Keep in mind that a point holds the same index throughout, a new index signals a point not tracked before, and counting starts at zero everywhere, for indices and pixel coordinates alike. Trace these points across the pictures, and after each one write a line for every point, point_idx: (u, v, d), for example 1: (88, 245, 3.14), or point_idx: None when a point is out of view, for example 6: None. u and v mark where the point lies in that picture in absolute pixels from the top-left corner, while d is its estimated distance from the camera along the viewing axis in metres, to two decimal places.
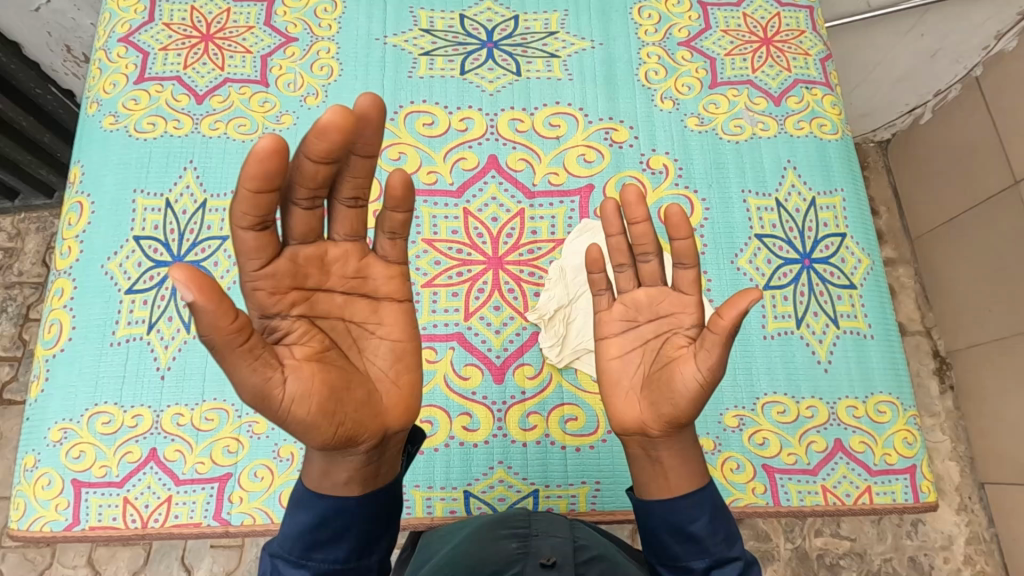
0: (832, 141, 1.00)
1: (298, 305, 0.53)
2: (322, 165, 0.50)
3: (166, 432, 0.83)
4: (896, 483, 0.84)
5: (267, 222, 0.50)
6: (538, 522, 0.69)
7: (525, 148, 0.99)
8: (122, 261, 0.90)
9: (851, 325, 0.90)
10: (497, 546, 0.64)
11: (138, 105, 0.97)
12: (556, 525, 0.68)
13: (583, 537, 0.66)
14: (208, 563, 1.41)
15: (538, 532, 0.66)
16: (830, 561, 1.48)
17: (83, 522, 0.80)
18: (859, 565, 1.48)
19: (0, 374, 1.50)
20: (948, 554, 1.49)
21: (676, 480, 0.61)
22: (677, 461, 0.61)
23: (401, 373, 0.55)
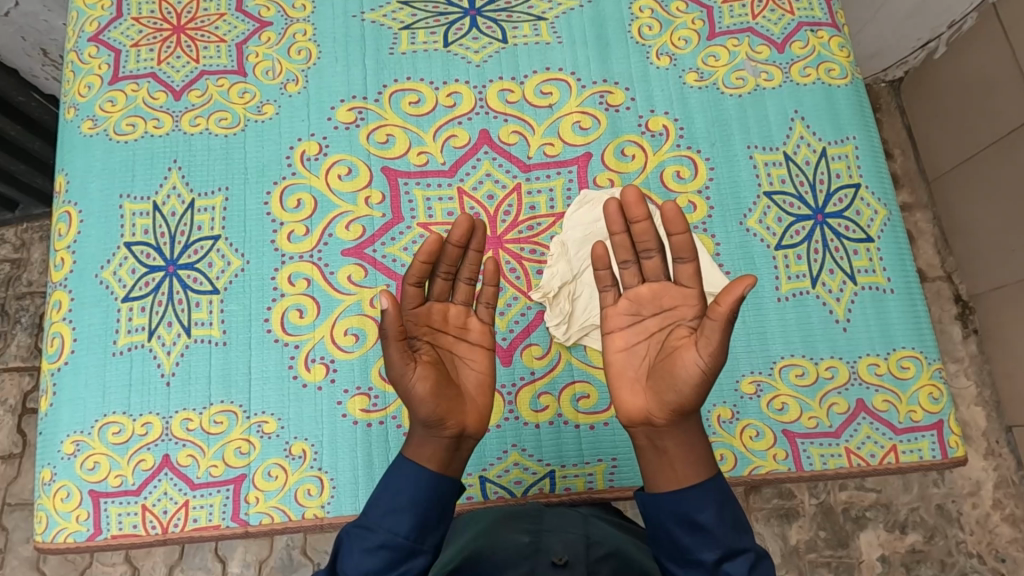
0: (841, 86, 0.94)
1: (427, 333, 0.64)
2: (459, 249, 0.65)
3: (177, 437, 0.83)
4: (922, 441, 0.81)
5: (423, 280, 0.64)
6: (550, 517, 0.75)
7: (517, 119, 0.94)
8: (116, 269, 0.88)
9: (869, 281, 0.86)
10: (512, 538, 0.71)
11: (115, 106, 0.94)
12: (568, 520, 0.75)
13: (595, 533, 0.73)
14: (241, 553, 1.44)
15: (550, 527, 0.73)
16: (857, 514, 1.47)
17: (105, 531, 0.81)
18: (885, 516, 1.47)
19: (22, 384, 1.52)
20: (977, 499, 1.48)
21: (687, 472, 0.60)
22: (683, 452, 0.60)
23: (482, 397, 0.66)
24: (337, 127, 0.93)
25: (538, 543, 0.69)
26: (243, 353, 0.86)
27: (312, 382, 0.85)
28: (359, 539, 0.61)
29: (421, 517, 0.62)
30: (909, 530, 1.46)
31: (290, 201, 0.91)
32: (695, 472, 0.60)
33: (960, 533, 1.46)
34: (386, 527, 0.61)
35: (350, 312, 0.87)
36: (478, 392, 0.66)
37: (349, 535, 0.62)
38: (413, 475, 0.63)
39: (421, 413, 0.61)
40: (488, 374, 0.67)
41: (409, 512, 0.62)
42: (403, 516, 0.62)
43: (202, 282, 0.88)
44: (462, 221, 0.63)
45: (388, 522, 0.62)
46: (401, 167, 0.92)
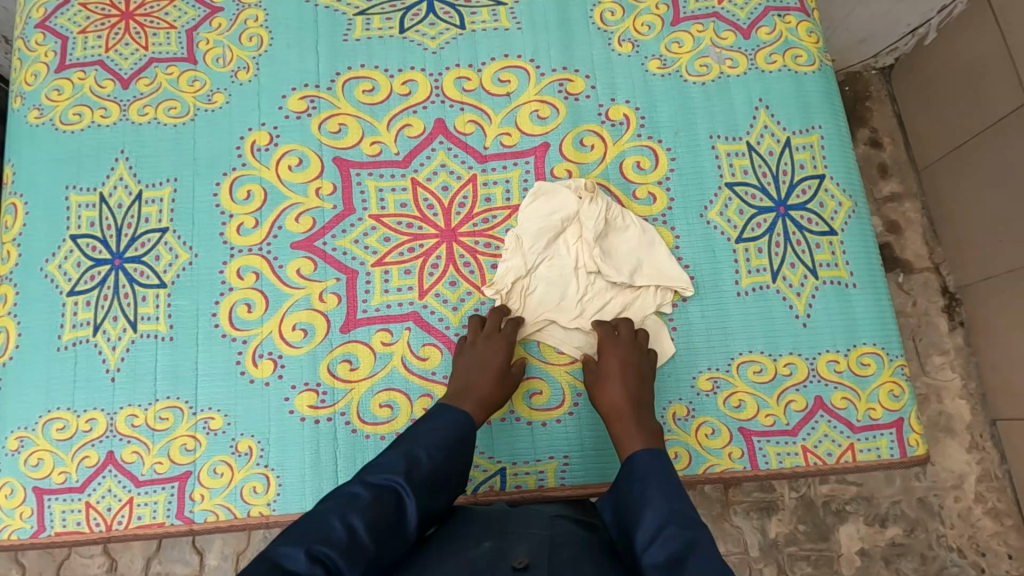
0: (809, 73, 0.91)
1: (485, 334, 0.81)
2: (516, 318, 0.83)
3: (121, 434, 0.82)
4: (881, 439, 0.79)
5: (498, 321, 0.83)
6: (514, 518, 0.66)
7: (474, 108, 0.92)
8: (61, 263, 0.87)
9: (831, 275, 0.84)
10: (471, 539, 0.61)
11: (61, 95, 0.92)
12: (534, 520, 0.66)
13: (562, 533, 0.63)
14: (218, 545, 1.44)
15: (513, 529, 0.63)
16: (837, 508, 1.46)
17: (49, 528, 0.79)
18: (866, 509, 1.46)
19: None
20: (959, 493, 1.46)
21: (627, 444, 0.72)
22: (624, 426, 0.74)
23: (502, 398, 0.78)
24: (288, 116, 0.91)
25: (500, 546, 0.59)
26: (190, 349, 0.84)
27: (260, 378, 0.83)
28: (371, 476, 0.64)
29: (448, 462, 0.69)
30: (890, 524, 1.45)
31: (240, 192, 0.89)
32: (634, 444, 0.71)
33: (941, 527, 1.44)
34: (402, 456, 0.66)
35: (300, 306, 0.85)
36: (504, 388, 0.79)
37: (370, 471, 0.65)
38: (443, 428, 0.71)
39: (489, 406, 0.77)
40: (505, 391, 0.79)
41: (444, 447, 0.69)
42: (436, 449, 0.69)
43: (149, 275, 0.86)
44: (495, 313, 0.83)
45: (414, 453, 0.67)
46: (354, 158, 0.90)
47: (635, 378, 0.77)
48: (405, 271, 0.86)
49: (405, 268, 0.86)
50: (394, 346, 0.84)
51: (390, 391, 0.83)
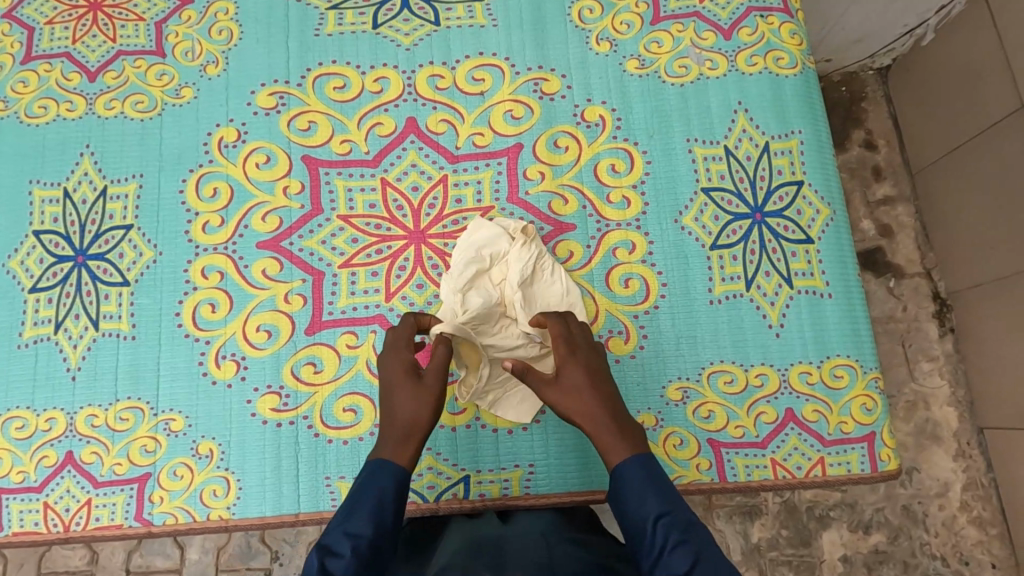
0: (790, 76, 0.88)
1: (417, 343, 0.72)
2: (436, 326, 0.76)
3: (81, 434, 0.80)
4: (852, 453, 0.77)
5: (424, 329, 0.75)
6: (511, 543, 0.65)
7: (446, 107, 0.90)
8: (23, 258, 0.85)
9: (806, 284, 0.82)
10: (467, 560, 0.60)
11: (27, 87, 0.90)
12: (532, 545, 0.65)
13: (561, 553, 0.62)
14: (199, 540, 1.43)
15: (509, 552, 0.62)
16: (820, 513, 1.46)
17: (6, 528, 0.79)
18: (850, 515, 1.45)
19: None
20: (944, 501, 1.45)
21: (614, 452, 0.62)
22: (602, 430, 0.63)
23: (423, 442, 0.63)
24: (257, 112, 0.89)
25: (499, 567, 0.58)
26: (152, 349, 0.83)
27: (222, 379, 0.82)
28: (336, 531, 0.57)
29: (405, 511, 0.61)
30: (873, 531, 1.44)
31: (206, 190, 0.87)
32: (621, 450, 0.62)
33: (925, 535, 1.43)
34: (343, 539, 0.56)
35: (264, 307, 0.84)
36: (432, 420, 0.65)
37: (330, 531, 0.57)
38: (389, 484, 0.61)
39: (423, 430, 0.64)
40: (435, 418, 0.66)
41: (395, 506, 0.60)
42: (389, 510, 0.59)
43: (112, 273, 0.85)
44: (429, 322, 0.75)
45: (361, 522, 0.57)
46: (323, 156, 0.88)
47: (591, 373, 0.67)
48: (372, 273, 0.85)
49: (372, 270, 0.85)
50: (359, 350, 0.83)
51: (354, 395, 0.81)
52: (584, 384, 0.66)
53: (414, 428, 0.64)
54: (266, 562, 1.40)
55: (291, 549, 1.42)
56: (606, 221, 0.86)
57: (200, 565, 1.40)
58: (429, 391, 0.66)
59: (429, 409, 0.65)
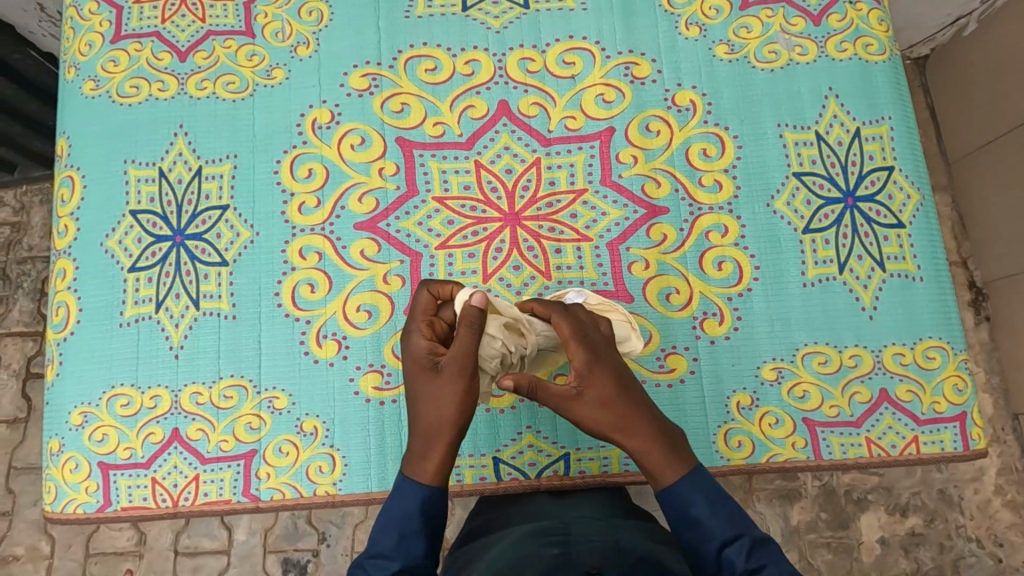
0: (878, 63, 0.89)
1: (427, 334, 0.68)
2: (428, 303, 0.70)
3: (187, 411, 0.82)
4: (945, 432, 0.80)
5: (429, 319, 0.69)
6: (576, 527, 0.72)
7: (538, 90, 0.90)
8: (121, 238, 0.86)
9: (898, 268, 0.84)
10: (538, 548, 0.66)
11: (117, 67, 0.90)
12: (594, 528, 0.72)
13: (624, 539, 0.69)
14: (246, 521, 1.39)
15: (577, 537, 0.68)
16: (858, 497, 1.46)
17: (115, 503, 0.80)
18: (886, 499, 1.46)
19: (27, 347, 1.46)
20: (978, 485, 1.46)
21: (662, 475, 0.64)
22: (649, 451, 0.64)
23: (436, 450, 0.65)
24: (350, 94, 0.89)
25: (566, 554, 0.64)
26: (252, 328, 0.84)
27: (324, 358, 0.83)
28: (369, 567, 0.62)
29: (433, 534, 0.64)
30: (910, 514, 1.45)
31: (301, 170, 0.87)
32: (672, 473, 0.64)
33: (960, 518, 1.45)
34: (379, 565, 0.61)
35: (364, 287, 0.84)
36: (448, 429, 0.64)
37: (362, 565, 0.63)
38: (416, 508, 0.64)
39: (446, 425, 0.64)
40: (450, 420, 0.64)
41: (423, 534, 0.64)
42: (416, 538, 0.63)
43: (210, 253, 0.85)
44: (423, 301, 0.70)
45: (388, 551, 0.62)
46: (416, 138, 0.88)
47: (613, 379, 0.66)
48: (469, 255, 0.86)
49: (469, 251, 0.86)
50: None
51: None
52: (610, 403, 0.65)
53: (432, 426, 0.65)
54: (313, 543, 1.37)
55: (337, 530, 1.37)
56: (698, 204, 0.87)
57: (247, 547, 1.37)
58: (451, 372, 0.64)
59: (452, 405, 0.64)
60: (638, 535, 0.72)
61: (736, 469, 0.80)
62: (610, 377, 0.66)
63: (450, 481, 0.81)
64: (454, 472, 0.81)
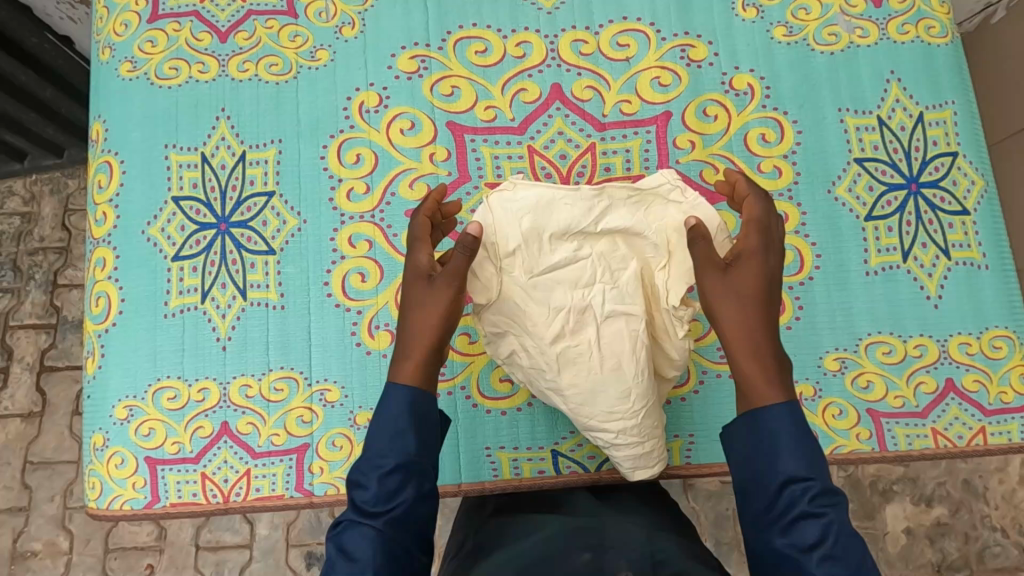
0: (941, 46, 0.88)
1: (424, 251, 0.63)
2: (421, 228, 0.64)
3: (236, 404, 0.79)
4: (1012, 423, 0.78)
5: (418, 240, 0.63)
6: (612, 534, 0.62)
7: (591, 73, 0.87)
8: (164, 226, 0.83)
9: (963, 256, 0.82)
10: (568, 552, 0.58)
11: (155, 47, 0.87)
12: (632, 537, 0.62)
13: (663, 552, 0.59)
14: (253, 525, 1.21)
15: (611, 546, 0.59)
16: (884, 487, 1.22)
17: (163, 499, 0.78)
18: (912, 491, 1.22)
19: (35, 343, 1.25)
20: (1004, 475, 1.22)
21: (761, 392, 0.55)
22: (755, 367, 0.56)
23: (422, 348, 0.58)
24: (398, 76, 0.86)
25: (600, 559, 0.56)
26: (302, 319, 0.81)
27: (377, 350, 0.81)
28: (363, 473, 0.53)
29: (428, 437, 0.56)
30: (935, 504, 1.21)
31: (348, 156, 0.85)
32: (774, 392, 0.54)
33: (986, 507, 1.21)
34: (371, 474, 0.53)
35: None
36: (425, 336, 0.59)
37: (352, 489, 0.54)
38: (405, 408, 0.56)
39: (432, 333, 0.59)
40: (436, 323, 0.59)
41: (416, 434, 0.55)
42: (410, 435, 0.55)
43: (257, 241, 0.83)
44: (419, 228, 0.64)
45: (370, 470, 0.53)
46: (467, 122, 0.86)
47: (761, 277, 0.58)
48: None
49: None
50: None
51: None
52: (755, 282, 0.58)
53: (420, 329, 0.59)
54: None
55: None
56: None
57: (270, 542, 1.19)
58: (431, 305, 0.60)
59: (436, 317, 0.59)
60: (680, 548, 0.61)
61: None
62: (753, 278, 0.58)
63: (508, 474, 0.79)
64: (513, 466, 0.79)
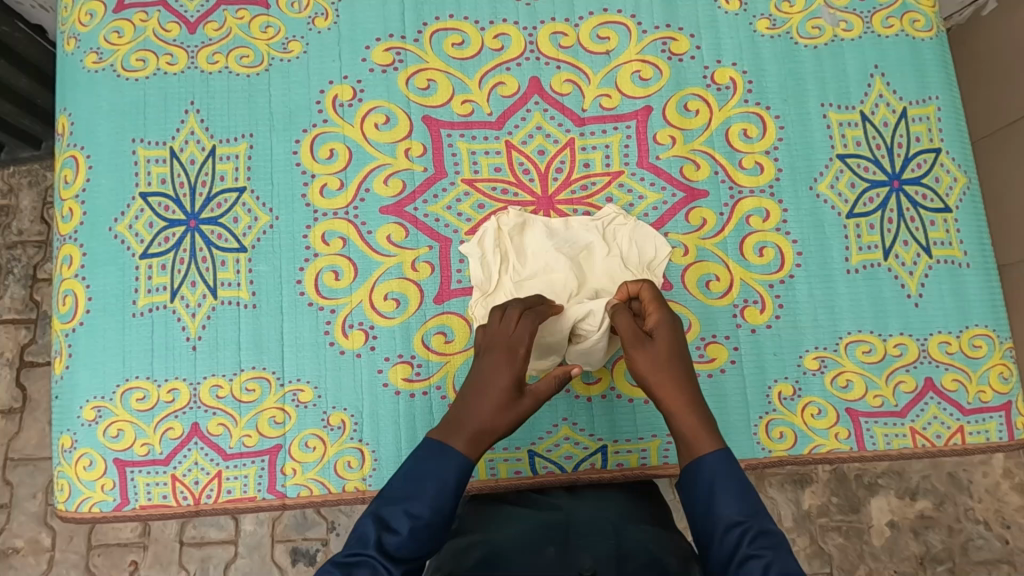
0: (926, 39, 0.86)
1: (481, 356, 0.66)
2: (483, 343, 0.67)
3: (206, 405, 0.78)
4: (990, 422, 0.78)
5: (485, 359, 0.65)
6: (578, 521, 0.64)
7: (571, 67, 0.86)
8: (132, 222, 0.81)
9: (945, 254, 0.81)
10: (536, 540, 0.60)
11: (122, 38, 0.84)
12: (597, 523, 0.64)
13: (629, 543, 0.60)
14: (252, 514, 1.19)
15: (578, 537, 0.60)
16: (869, 482, 1.22)
17: (133, 501, 0.77)
18: (897, 485, 1.22)
19: (14, 338, 1.23)
20: (988, 469, 1.22)
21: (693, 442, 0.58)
22: (684, 413, 0.59)
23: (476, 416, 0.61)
24: (373, 69, 0.84)
25: (564, 546, 0.58)
26: (275, 318, 0.80)
27: (351, 349, 0.79)
28: (389, 513, 0.55)
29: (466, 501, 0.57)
30: (919, 498, 1.21)
31: (322, 151, 0.83)
32: (706, 441, 0.57)
33: (969, 501, 1.21)
34: (400, 516, 0.55)
35: (391, 275, 0.81)
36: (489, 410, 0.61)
37: (382, 509, 0.56)
38: (453, 477, 0.57)
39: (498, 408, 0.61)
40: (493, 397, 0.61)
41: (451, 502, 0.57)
42: (447, 500, 0.56)
43: (228, 239, 0.81)
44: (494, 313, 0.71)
45: (400, 512, 0.55)
46: (444, 117, 0.84)
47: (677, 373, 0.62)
48: None
49: None
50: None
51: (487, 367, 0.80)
52: (665, 367, 0.62)
53: (488, 388, 0.61)
54: (323, 534, 1.18)
55: (349, 521, 1.18)
56: (738, 187, 0.84)
57: (256, 538, 1.18)
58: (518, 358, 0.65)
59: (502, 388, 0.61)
60: (646, 537, 0.62)
61: (779, 461, 0.78)
62: (675, 334, 0.64)
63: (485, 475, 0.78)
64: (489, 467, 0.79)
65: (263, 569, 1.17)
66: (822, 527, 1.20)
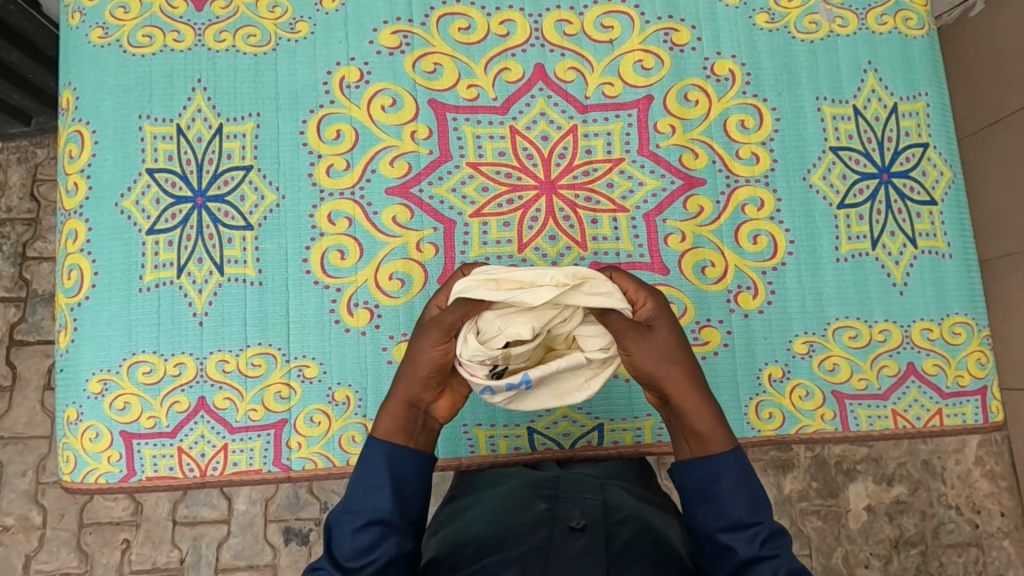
0: (917, 38, 0.89)
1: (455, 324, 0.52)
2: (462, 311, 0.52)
3: (212, 379, 0.79)
4: (967, 405, 0.82)
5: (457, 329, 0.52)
6: (567, 483, 0.67)
7: (574, 54, 0.87)
8: (138, 198, 0.81)
9: (929, 245, 0.85)
10: (527, 502, 0.63)
11: (128, 13, 0.84)
12: (585, 485, 0.67)
13: (615, 499, 0.64)
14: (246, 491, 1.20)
15: (566, 493, 0.64)
16: (848, 467, 1.26)
17: (140, 472, 0.78)
18: (875, 471, 1.26)
19: (4, 317, 1.21)
20: (961, 456, 1.27)
21: (709, 439, 0.51)
22: (700, 415, 0.51)
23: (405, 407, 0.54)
24: (380, 52, 0.85)
25: (555, 508, 0.61)
26: (280, 294, 0.81)
27: (355, 327, 0.81)
28: (340, 523, 0.52)
29: (405, 490, 0.53)
30: (895, 484, 1.25)
31: (329, 131, 0.84)
32: (720, 442, 0.51)
33: (942, 487, 1.25)
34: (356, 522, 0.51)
35: (395, 255, 0.82)
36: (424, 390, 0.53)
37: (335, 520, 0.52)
38: (382, 465, 0.53)
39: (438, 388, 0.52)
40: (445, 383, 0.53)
41: (390, 490, 0.53)
42: (383, 493, 0.52)
43: (234, 216, 0.82)
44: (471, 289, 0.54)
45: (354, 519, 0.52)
46: (449, 100, 0.85)
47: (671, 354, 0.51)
48: (504, 224, 0.83)
49: (504, 220, 0.83)
50: None
51: None
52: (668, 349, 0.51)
53: (415, 364, 0.52)
54: (316, 513, 1.19)
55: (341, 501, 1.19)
56: (734, 176, 0.86)
57: (248, 517, 1.19)
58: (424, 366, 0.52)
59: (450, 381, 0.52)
60: (630, 496, 0.66)
61: (767, 440, 0.82)
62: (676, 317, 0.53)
63: (485, 451, 0.81)
64: (489, 443, 0.81)
65: (255, 548, 1.18)
66: (803, 510, 1.24)
